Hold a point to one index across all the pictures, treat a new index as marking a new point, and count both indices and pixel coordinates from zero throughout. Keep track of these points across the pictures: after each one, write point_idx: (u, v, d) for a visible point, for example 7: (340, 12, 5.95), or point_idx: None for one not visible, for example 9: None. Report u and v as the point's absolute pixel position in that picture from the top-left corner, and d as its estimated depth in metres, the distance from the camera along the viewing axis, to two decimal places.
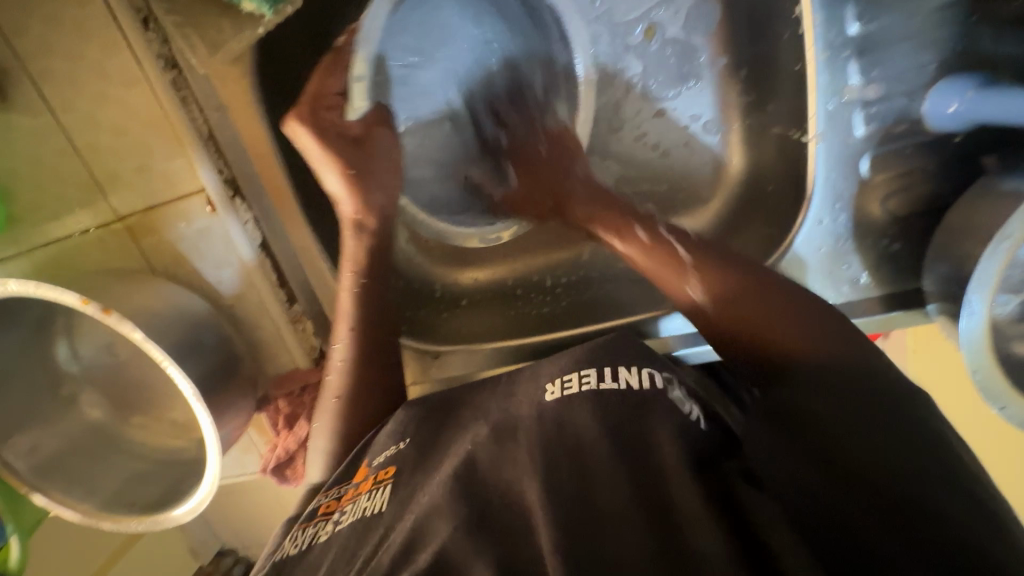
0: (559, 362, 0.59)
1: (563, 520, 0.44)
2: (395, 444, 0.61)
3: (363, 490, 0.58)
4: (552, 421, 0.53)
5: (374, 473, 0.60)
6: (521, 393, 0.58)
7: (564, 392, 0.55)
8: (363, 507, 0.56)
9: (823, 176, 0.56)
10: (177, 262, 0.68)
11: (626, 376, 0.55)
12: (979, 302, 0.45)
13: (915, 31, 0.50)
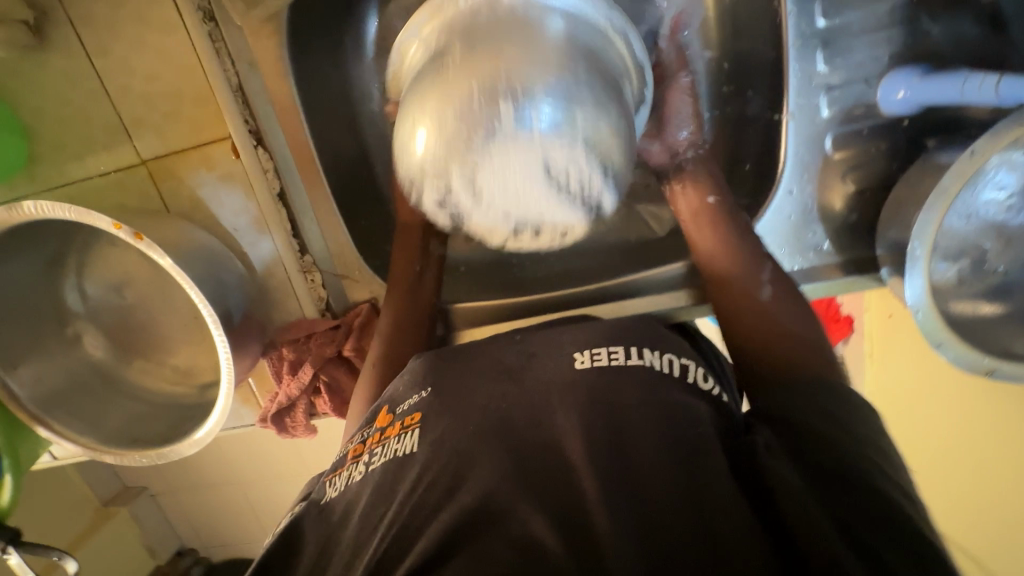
0: (582, 333, 0.58)
1: (606, 481, 0.43)
2: (417, 392, 0.57)
3: (390, 433, 0.54)
4: (584, 391, 0.51)
5: (399, 419, 0.56)
6: (543, 358, 0.56)
7: (595, 363, 0.53)
8: (394, 449, 0.52)
9: (794, 149, 0.64)
10: (195, 208, 0.72)
11: (651, 357, 0.54)
12: (920, 249, 0.55)
13: (871, 28, 0.59)
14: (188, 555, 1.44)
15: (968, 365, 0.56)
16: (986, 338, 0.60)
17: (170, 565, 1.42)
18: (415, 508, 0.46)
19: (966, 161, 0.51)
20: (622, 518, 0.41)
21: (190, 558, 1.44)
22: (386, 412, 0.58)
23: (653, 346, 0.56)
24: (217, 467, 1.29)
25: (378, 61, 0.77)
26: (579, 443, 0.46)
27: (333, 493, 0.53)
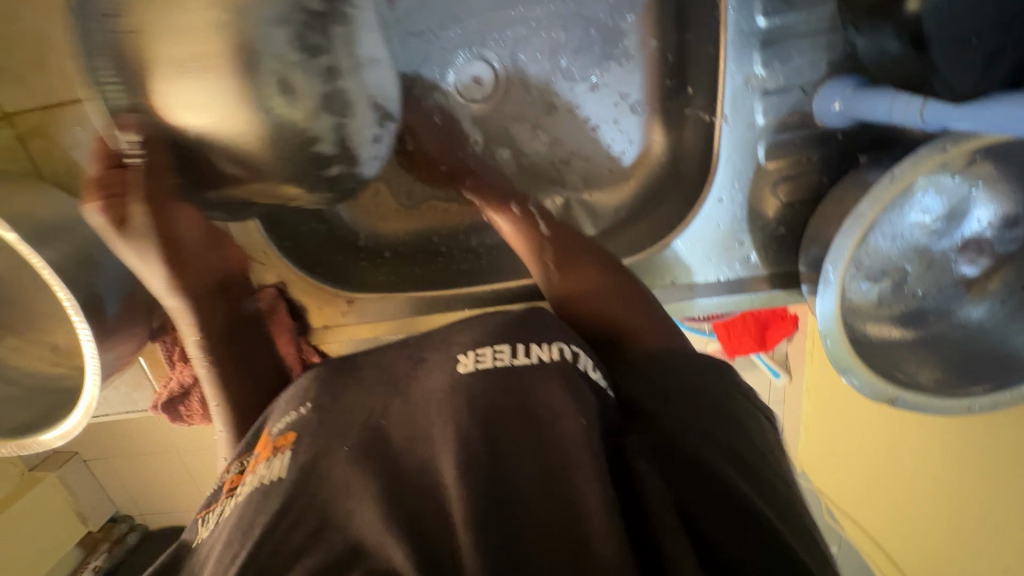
0: (473, 333, 0.50)
1: (477, 491, 0.36)
2: (295, 409, 0.50)
3: (263, 459, 0.47)
4: (465, 397, 0.43)
5: (275, 440, 0.48)
6: (431, 367, 0.48)
7: (477, 367, 0.45)
8: (262, 477, 0.45)
9: (726, 156, 0.61)
10: (70, 171, 0.63)
11: (539, 353, 0.46)
12: (834, 274, 0.52)
13: (811, 31, 0.55)
14: (123, 522, 1.35)
15: (872, 392, 0.55)
16: (894, 361, 0.59)
17: (102, 533, 1.33)
18: (271, 542, 0.38)
19: (886, 184, 0.49)
20: (482, 541, 0.34)
21: (126, 525, 1.34)
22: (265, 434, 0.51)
23: (541, 341, 0.47)
24: (130, 445, 1.21)
25: None
26: (450, 468, 0.38)
27: (205, 531, 0.46)
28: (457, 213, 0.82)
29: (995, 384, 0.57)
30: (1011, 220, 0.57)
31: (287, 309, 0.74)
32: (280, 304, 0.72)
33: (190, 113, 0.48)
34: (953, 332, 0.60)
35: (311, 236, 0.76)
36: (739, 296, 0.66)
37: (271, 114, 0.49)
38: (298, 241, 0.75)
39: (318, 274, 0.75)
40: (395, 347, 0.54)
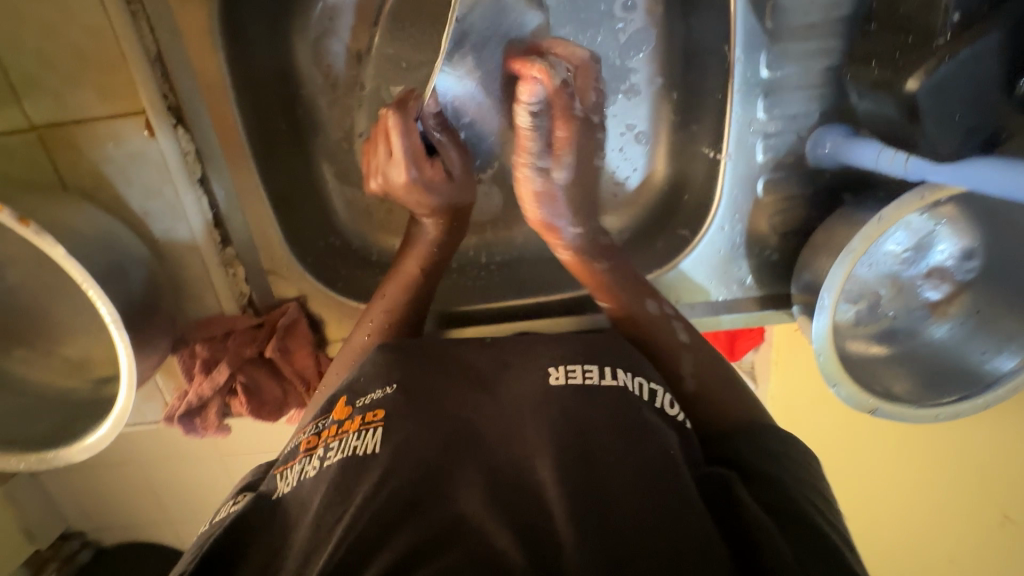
0: (556, 344, 0.55)
1: (578, 493, 0.42)
2: (383, 387, 0.52)
3: (349, 429, 0.49)
4: (556, 408, 0.48)
5: (360, 414, 0.51)
6: (518, 370, 0.53)
7: (569, 381, 0.50)
8: (353, 447, 0.47)
9: (729, 189, 0.68)
10: (98, 185, 0.63)
11: (625, 377, 0.52)
12: (828, 301, 0.60)
13: (807, 83, 0.63)
14: (76, 539, 1.11)
15: (855, 403, 0.62)
16: (872, 377, 0.67)
17: (51, 552, 1.07)
18: (375, 516, 0.42)
19: (876, 223, 0.57)
20: (589, 538, 0.39)
21: (79, 540, 1.11)
22: (344, 403, 0.53)
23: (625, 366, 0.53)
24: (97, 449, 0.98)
25: (320, 45, 0.75)
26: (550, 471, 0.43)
27: (286, 487, 0.48)
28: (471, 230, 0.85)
29: (959, 394, 0.64)
30: (968, 253, 0.66)
31: (307, 323, 0.75)
32: (301, 318, 0.74)
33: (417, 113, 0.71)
34: (919, 348, 0.69)
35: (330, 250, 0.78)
36: (732, 314, 0.73)
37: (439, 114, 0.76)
38: (318, 257, 0.76)
39: (337, 289, 0.76)
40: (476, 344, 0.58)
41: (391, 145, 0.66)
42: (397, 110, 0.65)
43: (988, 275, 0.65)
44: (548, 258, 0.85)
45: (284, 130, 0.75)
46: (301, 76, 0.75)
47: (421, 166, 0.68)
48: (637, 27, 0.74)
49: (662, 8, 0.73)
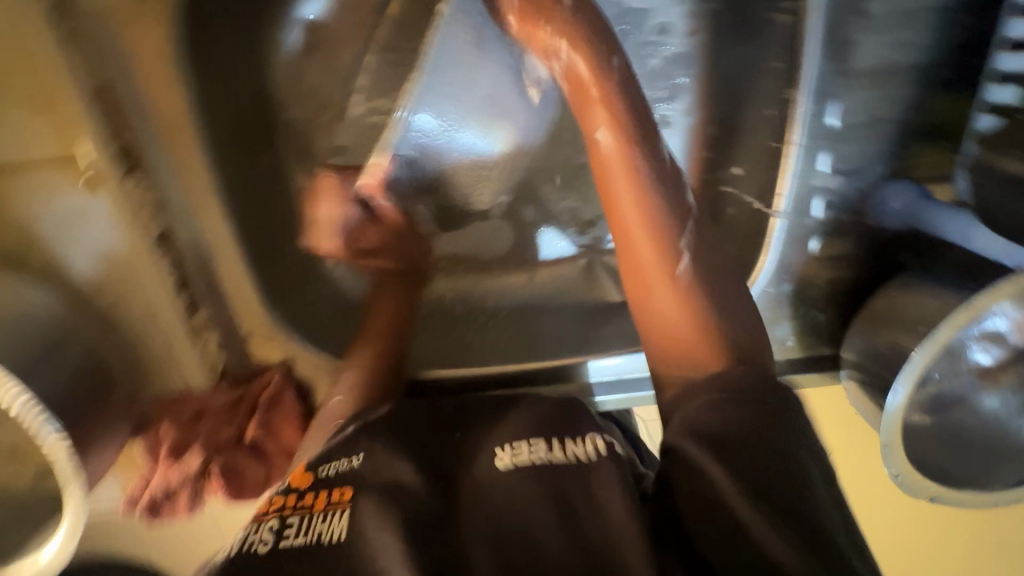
0: (522, 416, 0.46)
1: None
2: (349, 454, 0.44)
3: (314, 509, 0.39)
4: (496, 495, 0.39)
5: (323, 487, 0.41)
6: (489, 437, 0.45)
7: (517, 464, 0.41)
8: (319, 533, 0.37)
9: (779, 248, 0.61)
10: (27, 246, 0.51)
11: (575, 447, 0.41)
12: (901, 390, 0.52)
13: (873, 136, 0.56)
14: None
15: (917, 491, 0.57)
16: (925, 454, 0.62)
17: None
18: None
19: (965, 311, 0.47)
20: None
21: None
22: (305, 469, 0.43)
23: (575, 434, 0.43)
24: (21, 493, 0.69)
25: (302, 60, 0.62)
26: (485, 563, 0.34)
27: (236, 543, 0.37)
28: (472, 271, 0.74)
29: (1020, 477, 0.61)
30: None
31: (294, 393, 0.64)
32: (288, 388, 0.63)
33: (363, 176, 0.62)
34: (970, 420, 0.64)
35: (317, 303, 0.66)
36: (771, 379, 0.66)
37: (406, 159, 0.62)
38: (303, 313, 0.64)
39: (326, 351, 0.65)
40: (434, 410, 0.50)
41: (320, 211, 0.61)
42: (336, 177, 0.61)
43: None
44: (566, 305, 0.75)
45: (260, 163, 0.61)
46: (278, 97, 0.61)
47: (356, 236, 0.63)
48: None
49: None
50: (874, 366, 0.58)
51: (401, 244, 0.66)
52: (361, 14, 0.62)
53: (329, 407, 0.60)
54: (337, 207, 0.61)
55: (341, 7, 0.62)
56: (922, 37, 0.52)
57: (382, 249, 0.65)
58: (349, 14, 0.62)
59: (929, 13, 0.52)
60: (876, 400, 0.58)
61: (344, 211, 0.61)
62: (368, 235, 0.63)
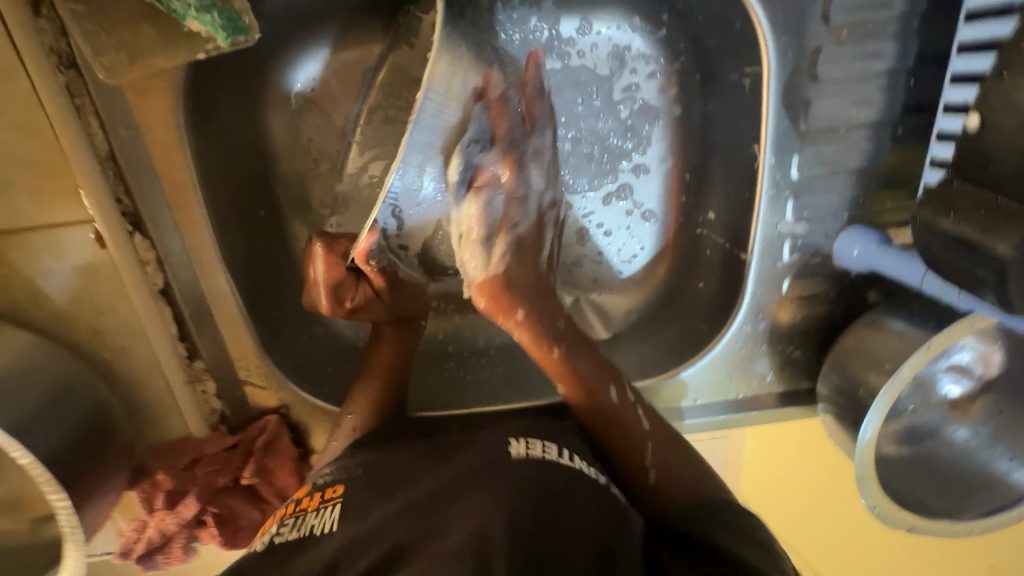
0: (522, 424, 0.55)
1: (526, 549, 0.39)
2: (335, 468, 0.54)
3: (308, 507, 0.49)
4: (504, 477, 0.45)
5: (316, 491, 0.51)
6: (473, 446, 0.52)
7: (528, 454, 0.49)
8: (310, 525, 0.47)
9: (752, 289, 0.64)
10: (33, 302, 0.53)
11: (582, 462, 0.50)
12: (870, 427, 0.55)
13: (837, 184, 0.59)
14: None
15: (893, 522, 0.59)
16: (904, 485, 0.64)
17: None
18: None
19: (924, 351, 0.51)
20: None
21: None
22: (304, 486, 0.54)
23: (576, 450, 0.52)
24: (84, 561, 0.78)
25: (300, 118, 0.65)
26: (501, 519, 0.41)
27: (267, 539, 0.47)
28: (463, 312, 0.80)
29: (987, 508, 0.63)
30: (990, 354, 0.64)
31: (291, 436, 0.66)
32: (284, 433, 0.65)
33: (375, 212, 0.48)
34: (944, 451, 0.66)
35: (312, 349, 0.68)
36: (748, 414, 0.68)
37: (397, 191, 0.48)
38: (302, 357, 0.67)
39: (323, 393, 0.67)
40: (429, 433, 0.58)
41: (314, 274, 0.57)
42: (323, 239, 0.58)
43: (1007, 379, 0.64)
44: None
45: (259, 216, 0.64)
46: (276, 154, 0.65)
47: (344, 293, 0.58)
48: (647, 100, 0.68)
49: (679, 85, 0.67)
50: (848, 405, 0.61)
51: (392, 299, 0.62)
52: (356, 73, 0.65)
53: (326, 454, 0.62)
54: (329, 269, 0.56)
55: (336, 66, 0.64)
56: (879, 95, 0.55)
57: (369, 304, 0.61)
58: (344, 72, 0.65)
59: (883, 73, 0.55)
60: (852, 434, 0.62)
61: (337, 272, 0.56)
62: (355, 293, 0.59)
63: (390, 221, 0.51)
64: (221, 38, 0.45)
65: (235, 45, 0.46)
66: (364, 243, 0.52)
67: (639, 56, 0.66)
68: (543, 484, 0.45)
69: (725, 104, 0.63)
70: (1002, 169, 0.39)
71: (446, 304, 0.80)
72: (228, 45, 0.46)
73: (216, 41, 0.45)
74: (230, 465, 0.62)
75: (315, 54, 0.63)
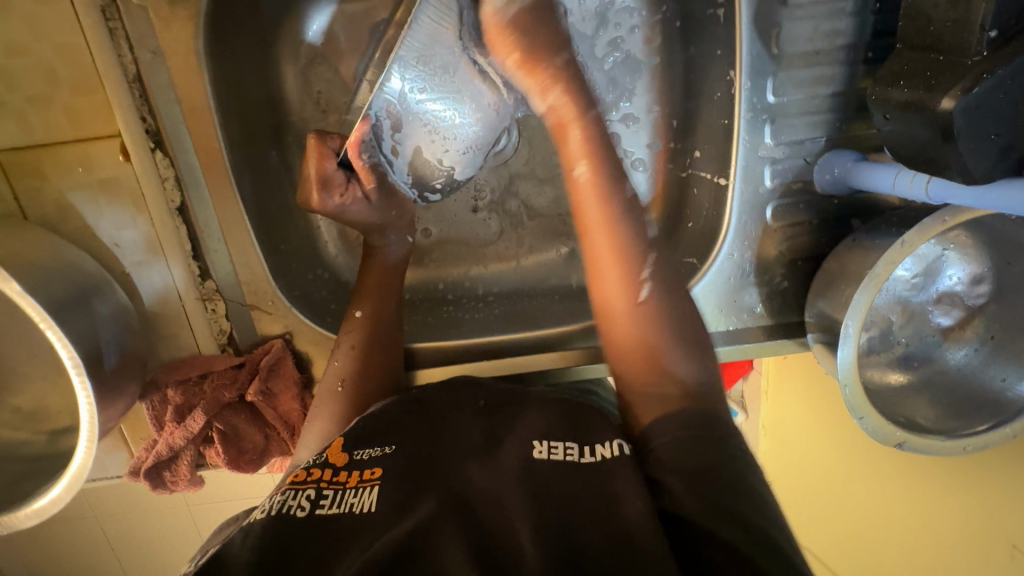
0: (551, 419, 0.54)
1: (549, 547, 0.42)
2: (381, 445, 0.52)
3: (347, 484, 0.49)
4: (536, 481, 0.47)
5: (355, 468, 0.50)
6: (510, 439, 0.52)
7: (551, 457, 0.49)
8: (349, 504, 0.47)
9: (737, 216, 0.66)
10: (63, 215, 0.58)
11: (604, 451, 0.49)
12: (851, 333, 0.57)
13: (811, 109, 0.62)
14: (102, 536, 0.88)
15: (882, 437, 0.60)
16: (896, 409, 0.64)
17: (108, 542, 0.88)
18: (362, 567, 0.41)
19: (897, 249, 0.53)
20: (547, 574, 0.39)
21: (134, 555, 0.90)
22: (339, 445, 0.53)
23: (603, 438, 0.50)
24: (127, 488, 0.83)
25: (310, 69, 0.71)
26: (528, 530, 0.43)
27: (300, 513, 0.46)
28: (463, 260, 0.84)
29: (988, 423, 0.62)
30: (981, 280, 0.64)
31: (294, 362, 0.69)
32: (288, 356, 0.67)
33: (374, 104, 0.56)
34: (938, 376, 0.66)
35: (316, 283, 0.72)
36: (742, 346, 0.69)
37: (386, 88, 0.55)
38: (307, 291, 0.71)
39: (326, 323, 0.71)
40: (463, 405, 0.58)
41: (308, 168, 0.62)
42: (317, 136, 0.63)
43: (998, 300, 0.64)
44: (549, 289, 0.83)
45: (270, 157, 0.69)
46: (289, 100, 0.70)
47: (334, 192, 0.63)
48: (633, 50, 0.72)
49: (662, 35, 0.71)
50: (833, 324, 0.62)
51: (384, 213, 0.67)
52: (362, 27, 0.70)
53: (326, 373, 0.66)
54: (319, 163, 0.62)
55: (343, 20, 0.70)
56: (847, 22, 0.59)
57: (360, 208, 0.64)
58: (351, 25, 0.70)
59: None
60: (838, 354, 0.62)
61: (326, 165, 0.62)
62: (345, 191, 0.63)
63: (380, 131, 0.58)
64: None
65: None
66: (357, 131, 0.58)
67: (623, 10, 0.70)
68: (570, 493, 0.46)
69: (704, 45, 0.67)
70: (938, 30, 0.43)
71: (447, 254, 0.84)
72: None
73: None
74: (238, 382, 0.65)
75: (325, 10, 0.69)
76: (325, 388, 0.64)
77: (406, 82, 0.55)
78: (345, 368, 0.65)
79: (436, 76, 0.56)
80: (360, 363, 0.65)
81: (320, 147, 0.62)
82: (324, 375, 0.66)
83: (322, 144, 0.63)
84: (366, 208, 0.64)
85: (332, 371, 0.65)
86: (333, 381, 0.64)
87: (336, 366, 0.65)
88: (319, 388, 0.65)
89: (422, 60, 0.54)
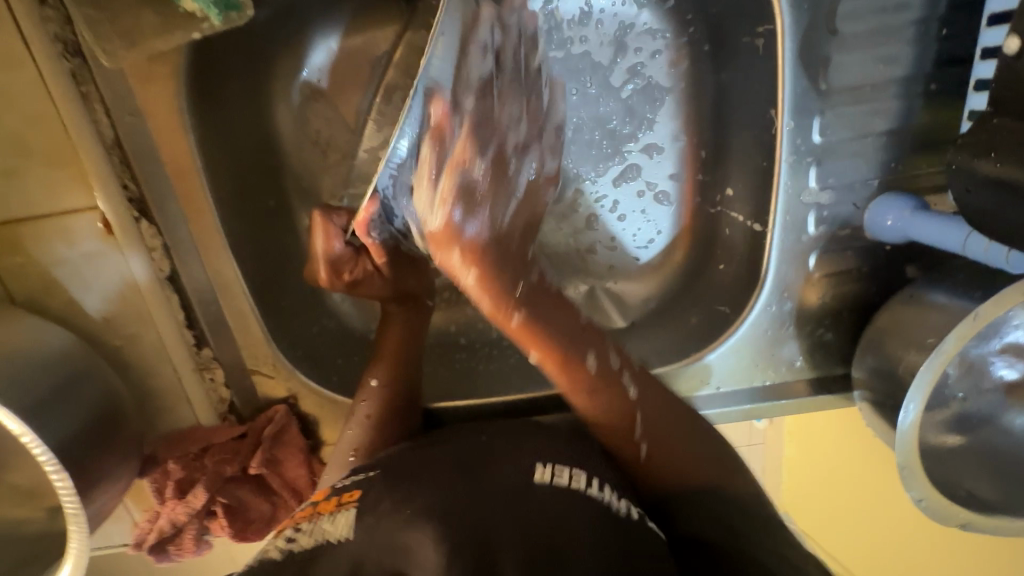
0: (553, 443, 0.50)
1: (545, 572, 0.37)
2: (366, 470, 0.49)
3: (323, 510, 0.46)
4: (538, 503, 0.43)
5: (338, 495, 0.47)
6: (513, 458, 0.48)
7: (553, 482, 0.45)
8: (323, 530, 0.44)
9: (776, 267, 0.60)
10: (48, 291, 0.54)
11: (609, 494, 0.45)
12: (913, 408, 0.50)
13: (862, 150, 0.55)
14: None
15: (946, 519, 0.54)
16: (953, 479, 0.59)
17: None
18: None
19: (970, 322, 0.47)
20: None
21: None
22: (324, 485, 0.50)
23: (611, 482, 0.46)
24: None
25: (306, 109, 0.65)
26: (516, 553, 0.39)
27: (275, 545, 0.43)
28: (475, 301, 0.78)
29: None
30: None
31: (299, 427, 0.65)
32: (292, 424, 0.64)
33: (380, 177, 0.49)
34: (999, 439, 0.60)
35: (320, 338, 0.68)
36: (782, 403, 0.63)
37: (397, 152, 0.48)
38: (311, 349, 0.67)
39: (331, 383, 0.66)
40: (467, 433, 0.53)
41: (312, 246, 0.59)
42: (321, 211, 0.58)
43: None
44: None
45: (268, 208, 0.64)
46: (284, 144, 0.65)
47: (340, 266, 0.59)
48: (656, 77, 0.65)
49: (689, 60, 0.64)
50: (886, 388, 0.56)
51: (394, 274, 0.62)
52: (360, 62, 0.65)
53: (340, 441, 0.61)
54: (328, 240, 0.58)
55: (340, 56, 0.64)
56: (906, 51, 0.52)
57: (368, 280, 0.60)
58: (349, 61, 0.64)
59: (911, 25, 0.51)
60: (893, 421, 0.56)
61: (333, 244, 0.58)
62: (353, 267, 0.59)
63: (391, 207, 0.52)
64: (215, 17, 0.46)
65: (230, 23, 0.47)
66: (364, 212, 0.52)
67: (645, 32, 0.63)
68: (569, 513, 0.42)
69: (738, 72, 0.60)
70: None
71: (458, 295, 0.78)
72: (223, 23, 0.46)
73: (211, 21, 0.46)
74: (239, 454, 0.62)
75: (321, 46, 0.63)
76: (339, 455, 0.60)
77: (415, 146, 0.48)
78: (359, 437, 0.60)
79: (452, 131, 0.50)
80: (377, 428, 0.60)
81: (326, 226, 0.57)
82: (338, 442, 0.61)
83: (328, 220, 0.59)
84: (378, 281, 0.60)
85: (346, 435, 0.60)
86: (347, 450, 0.59)
87: (351, 434, 0.60)
88: (332, 456, 0.61)
89: (434, 117, 0.48)
